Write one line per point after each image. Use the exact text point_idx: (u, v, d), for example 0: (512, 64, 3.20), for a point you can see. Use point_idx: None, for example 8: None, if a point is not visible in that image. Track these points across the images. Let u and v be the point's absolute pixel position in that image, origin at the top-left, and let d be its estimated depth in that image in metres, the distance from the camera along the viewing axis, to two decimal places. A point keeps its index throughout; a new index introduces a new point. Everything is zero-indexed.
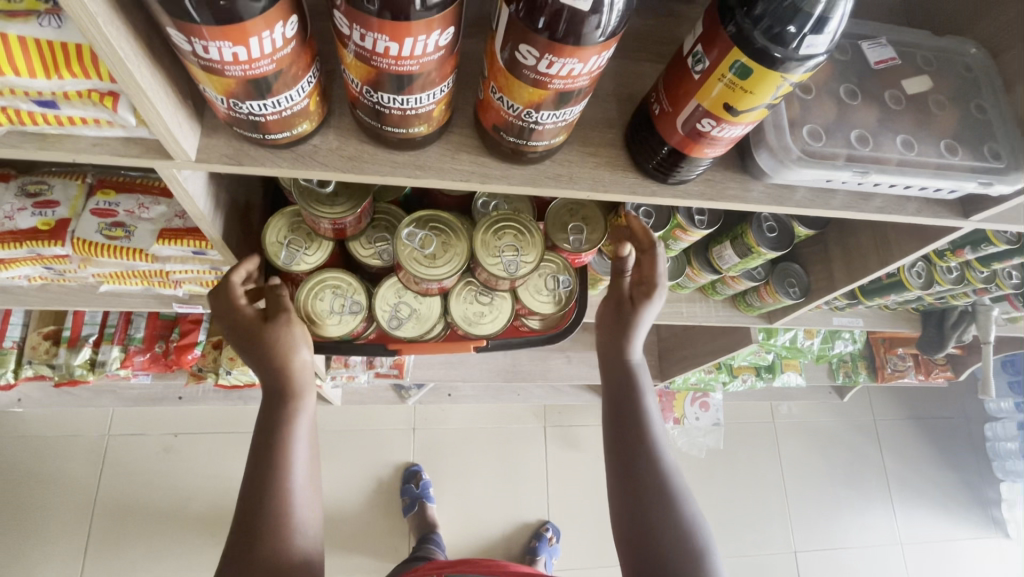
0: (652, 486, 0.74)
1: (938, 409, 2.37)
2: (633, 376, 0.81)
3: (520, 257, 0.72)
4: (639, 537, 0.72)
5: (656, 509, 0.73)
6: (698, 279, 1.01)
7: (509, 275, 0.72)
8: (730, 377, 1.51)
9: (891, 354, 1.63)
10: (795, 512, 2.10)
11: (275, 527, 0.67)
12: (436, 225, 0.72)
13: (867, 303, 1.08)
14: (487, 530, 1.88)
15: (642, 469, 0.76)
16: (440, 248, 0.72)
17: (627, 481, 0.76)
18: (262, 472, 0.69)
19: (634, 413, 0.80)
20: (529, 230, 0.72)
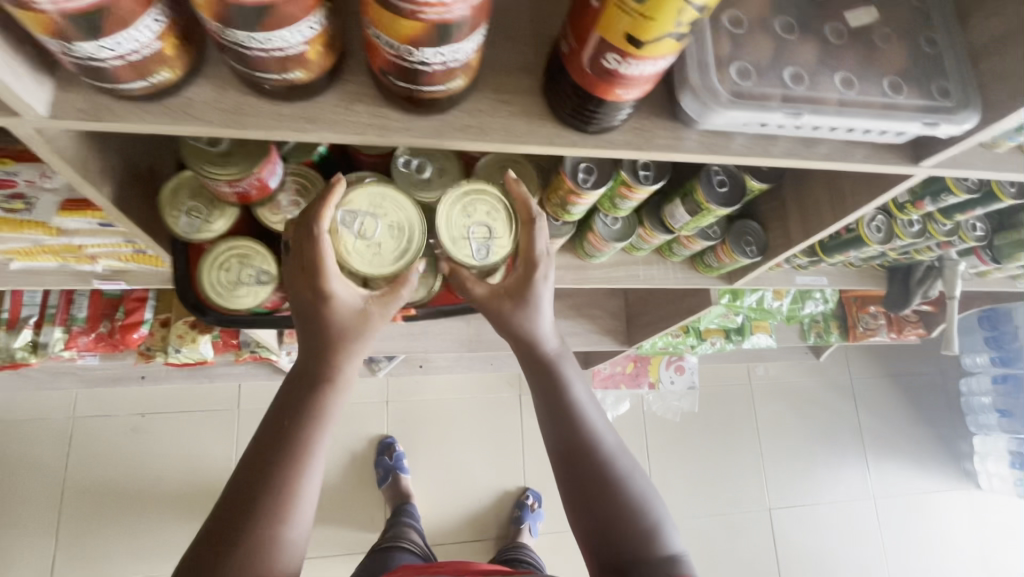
0: (595, 468, 0.73)
1: (914, 366, 2.38)
2: (557, 366, 0.77)
3: (492, 241, 0.66)
4: (595, 517, 0.72)
5: (604, 489, 0.72)
6: (652, 241, 0.97)
7: (479, 262, 0.66)
8: (698, 340, 1.49)
9: (864, 312, 1.61)
10: (770, 470, 2.13)
11: (269, 518, 0.61)
12: (381, 205, 0.63)
13: (829, 261, 1.04)
14: (464, 497, 1.90)
15: (583, 454, 0.74)
16: (387, 233, 0.63)
17: (568, 467, 0.74)
18: (269, 468, 0.63)
19: (566, 402, 0.76)
20: (501, 211, 0.66)
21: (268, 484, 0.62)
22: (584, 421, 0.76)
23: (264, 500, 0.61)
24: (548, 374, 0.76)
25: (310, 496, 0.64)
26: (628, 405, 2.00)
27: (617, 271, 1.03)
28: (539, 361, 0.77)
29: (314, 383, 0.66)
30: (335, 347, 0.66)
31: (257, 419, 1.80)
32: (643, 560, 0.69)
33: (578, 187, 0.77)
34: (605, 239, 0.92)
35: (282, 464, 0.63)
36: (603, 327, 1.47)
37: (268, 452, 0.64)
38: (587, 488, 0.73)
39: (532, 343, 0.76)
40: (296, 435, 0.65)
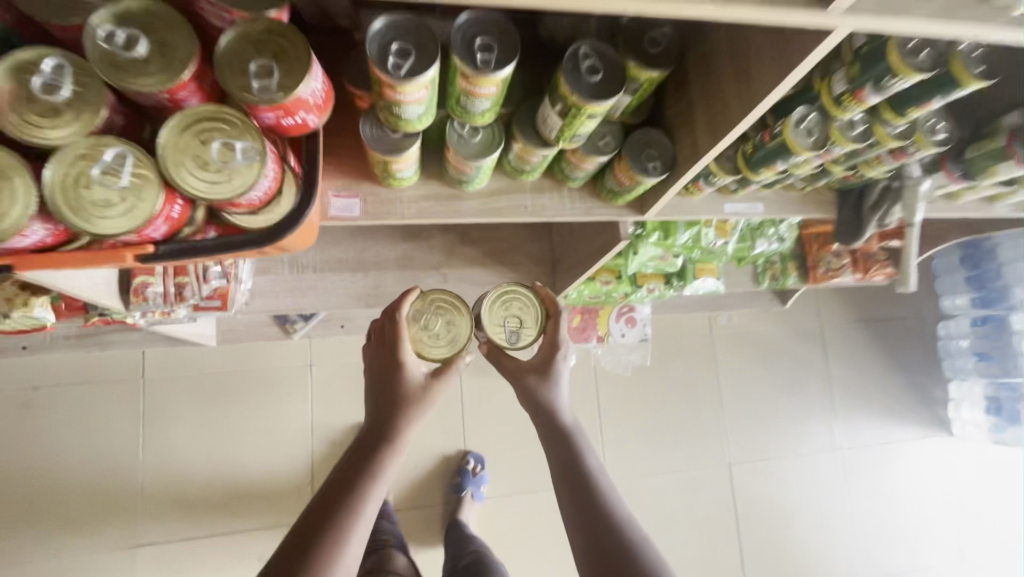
0: (614, 542, 0.73)
1: (890, 310, 2.23)
2: (573, 437, 0.83)
3: (522, 330, 0.85)
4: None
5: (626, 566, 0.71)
6: (531, 160, 0.77)
7: (509, 344, 0.85)
8: (633, 287, 1.31)
9: (825, 251, 1.44)
10: (731, 425, 2.01)
11: (319, 566, 0.66)
12: (439, 303, 0.82)
13: (760, 181, 0.84)
14: (400, 464, 1.77)
15: (601, 528, 0.74)
16: (443, 328, 0.82)
17: (589, 549, 0.74)
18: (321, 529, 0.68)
19: (584, 475, 0.79)
20: (532, 306, 0.86)
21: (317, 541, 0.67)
22: (599, 492, 0.77)
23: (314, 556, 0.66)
24: (567, 446, 0.81)
25: (354, 554, 0.69)
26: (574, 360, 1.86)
27: (498, 201, 0.84)
28: (557, 432, 0.83)
29: (370, 451, 0.74)
30: (394, 415, 0.77)
31: (165, 388, 1.65)
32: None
33: (391, 78, 0.58)
34: (462, 157, 0.72)
35: (334, 526, 0.68)
36: (524, 276, 1.29)
37: (326, 507, 0.70)
38: (607, 565, 0.72)
39: (552, 414, 0.84)
40: (349, 498, 0.71)
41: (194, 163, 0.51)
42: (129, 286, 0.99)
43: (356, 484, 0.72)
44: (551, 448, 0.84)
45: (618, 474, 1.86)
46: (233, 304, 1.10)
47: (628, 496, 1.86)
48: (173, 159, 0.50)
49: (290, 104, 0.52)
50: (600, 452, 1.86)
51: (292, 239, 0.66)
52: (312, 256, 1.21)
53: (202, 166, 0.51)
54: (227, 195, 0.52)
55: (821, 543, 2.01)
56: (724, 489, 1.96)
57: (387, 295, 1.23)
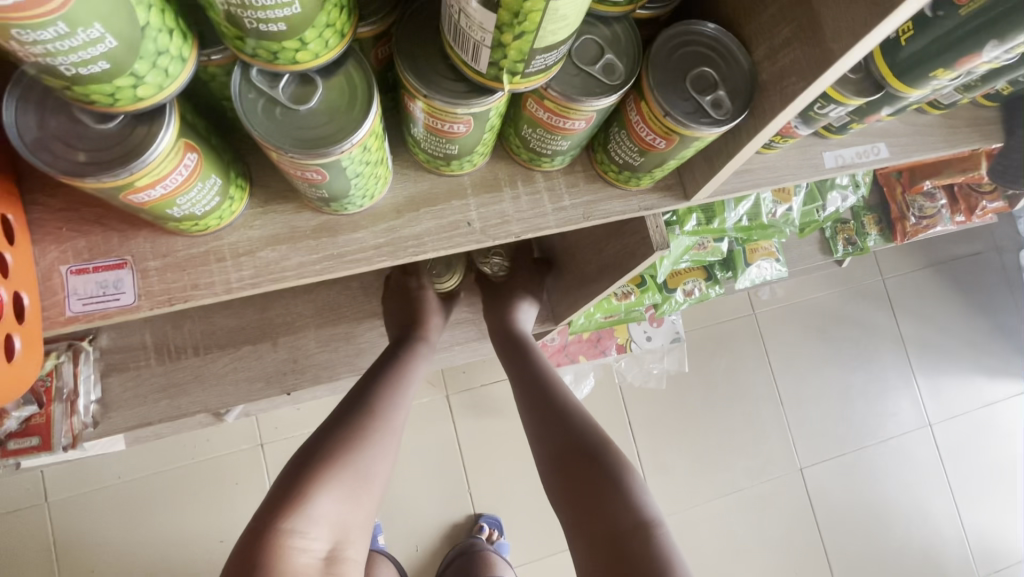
0: (577, 425, 0.67)
1: (960, 247, 1.82)
2: (529, 348, 0.81)
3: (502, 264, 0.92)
4: (576, 484, 0.62)
5: (592, 449, 0.64)
6: (456, 134, 0.36)
7: (494, 275, 0.92)
8: (663, 295, 0.91)
9: (915, 194, 1.03)
10: (795, 420, 1.63)
11: (347, 442, 0.62)
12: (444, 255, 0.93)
13: (907, 101, 0.44)
14: (396, 548, 1.40)
15: (566, 414, 0.68)
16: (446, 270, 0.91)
17: (548, 442, 0.67)
18: (337, 423, 0.65)
19: (542, 376, 0.75)
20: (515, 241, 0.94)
21: (332, 432, 0.64)
22: (559, 393, 0.72)
23: (334, 443, 0.62)
24: (526, 357, 0.79)
25: (385, 444, 0.65)
26: (592, 380, 1.48)
27: (414, 223, 0.43)
28: (520, 350, 0.80)
29: (388, 361, 0.76)
30: (412, 335, 0.81)
31: (77, 510, 1.27)
32: (623, 520, 0.57)
33: None
34: (290, 156, 0.32)
35: (355, 415, 0.66)
36: None
37: (349, 400, 0.69)
38: (568, 453, 0.64)
39: (511, 330, 0.83)
40: (360, 399, 0.68)
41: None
42: None
43: (374, 384, 0.71)
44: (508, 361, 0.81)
45: (670, 508, 1.49)
46: (54, 439, 0.76)
47: (686, 532, 1.49)
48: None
49: None
50: None
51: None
52: (190, 332, 0.80)
53: None
54: None
55: (926, 540, 1.64)
56: (800, 501, 1.58)
57: (312, 368, 0.83)
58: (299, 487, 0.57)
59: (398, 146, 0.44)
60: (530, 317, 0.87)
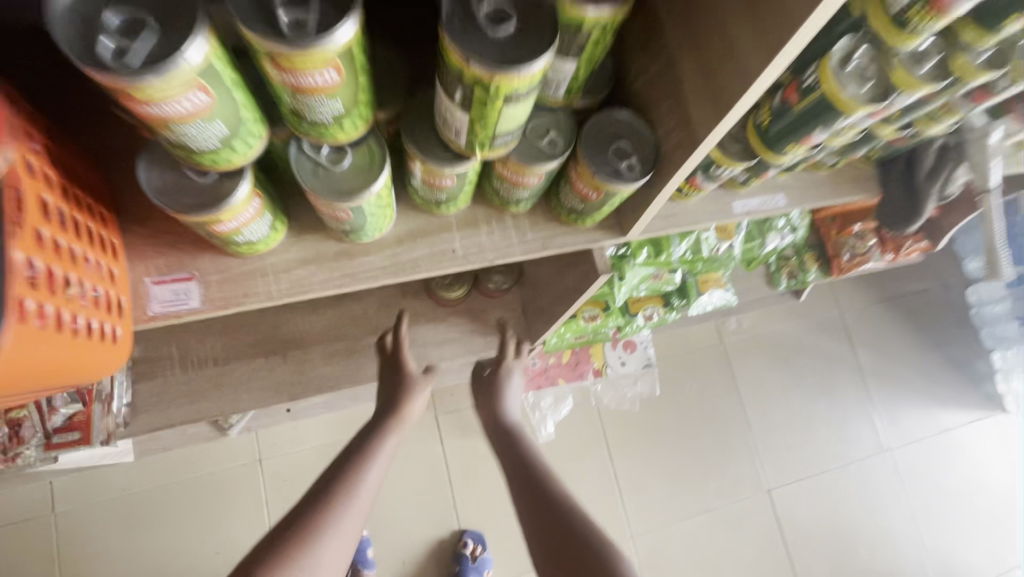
0: (565, 515, 0.69)
1: (910, 284, 1.98)
2: (516, 433, 0.83)
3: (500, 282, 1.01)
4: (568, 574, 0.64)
5: (579, 541, 0.66)
6: (444, 186, 0.50)
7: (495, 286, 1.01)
8: (626, 318, 1.05)
9: (847, 235, 1.18)
10: (762, 444, 1.74)
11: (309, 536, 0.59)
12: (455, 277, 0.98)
13: (784, 165, 0.58)
14: (384, 562, 1.47)
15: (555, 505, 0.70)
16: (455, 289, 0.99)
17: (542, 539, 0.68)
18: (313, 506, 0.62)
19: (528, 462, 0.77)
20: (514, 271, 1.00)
21: (301, 522, 0.60)
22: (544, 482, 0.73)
23: (301, 533, 0.59)
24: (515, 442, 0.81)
25: (345, 538, 0.61)
26: (571, 403, 1.58)
27: (414, 250, 0.57)
28: (507, 431, 0.83)
29: (372, 437, 0.73)
30: (396, 407, 0.78)
31: (80, 523, 1.34)
32: None
33: (123, 80, 0.31)
34: (327, 201, 0.45)
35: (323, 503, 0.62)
36: (490, 324, 1.03)
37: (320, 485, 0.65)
38: (559, 542, 0.66)
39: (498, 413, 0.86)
40: (334, 480, 0.65)
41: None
42: None
43: (352, 464, 0.68)
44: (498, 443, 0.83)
45: (646, 526, 1.58)
46: (95, 433, 0.84)
47: (661, 551, 1.58)
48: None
49: None
50: (620, 504, 1.57)
51: (17, 386, 0.40)
52: (211, 345, 0.92)
53: None
54: None
55: (889, 563, 1.73)
56: (768, 521, 1.68)
57: (316, 379, 0.95)
58: None
59: (402, 192, 0.57)
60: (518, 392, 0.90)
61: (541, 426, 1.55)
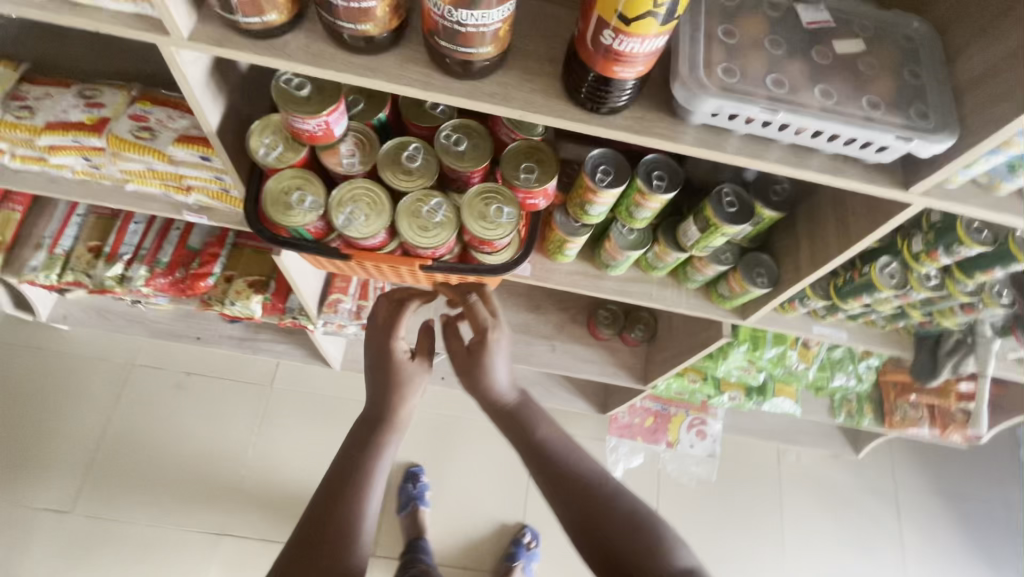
0: (582, 492, 0.83)
1: (972, 488, 2.14)
2: (528, 418, 0.92)
3: (642, 329, 1.47)
4: (590, 535, 0.79)
5: (597, 512, 0.80)
6: (666, 259, 1.02)
7: (636, 330, 1.47)
8: (715, 391, 1.48)
9: (902, 399, 1.52)
10: (790, 568, 1.94)
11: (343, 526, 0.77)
12: (609, 316, 1.47)
13: (846, 310, 1.04)
14: (460, 519, 1.86)
15: (575, 483, 0.84)
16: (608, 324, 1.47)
17: (567, 511, 0.82)
18: (325, 512, 0.78)
19: (546, 446, 0.89)
20: (651, 322, 1.47)
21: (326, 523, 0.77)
22: (564, 463, 0.86)
23: (329, 529, 0.76)
24: (530, 427, 0.91)
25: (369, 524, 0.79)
26: (641, 460, 1.95)
27: (632, 286, 1.09)
28: (518, 415, 0.92)
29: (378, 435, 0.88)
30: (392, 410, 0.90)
31: (286, 399, 1.91)
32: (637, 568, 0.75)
33: (596, 186, 0.85)
34: (621, 248, 0.99)
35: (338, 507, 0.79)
36: (622, 360, 1.50)
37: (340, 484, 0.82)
38: (582, 510, 0.81)
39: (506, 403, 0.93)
40: (352, 481, 0.82)
41: (303, 198, 0.78)
42: (326, 299, 1.33)
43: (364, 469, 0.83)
44: (510, 428, 0.93)
45: None
46: None
47: None
48: (274, 203, 0.77)
49: (543, 190, 0.80)
50: None
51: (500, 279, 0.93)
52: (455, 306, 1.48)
53: (482, 219, 0.79)
54: (487, 238, 0.80)
55: None
56: None
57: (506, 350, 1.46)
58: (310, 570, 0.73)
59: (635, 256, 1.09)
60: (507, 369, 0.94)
61: (612, 467, 1.92)
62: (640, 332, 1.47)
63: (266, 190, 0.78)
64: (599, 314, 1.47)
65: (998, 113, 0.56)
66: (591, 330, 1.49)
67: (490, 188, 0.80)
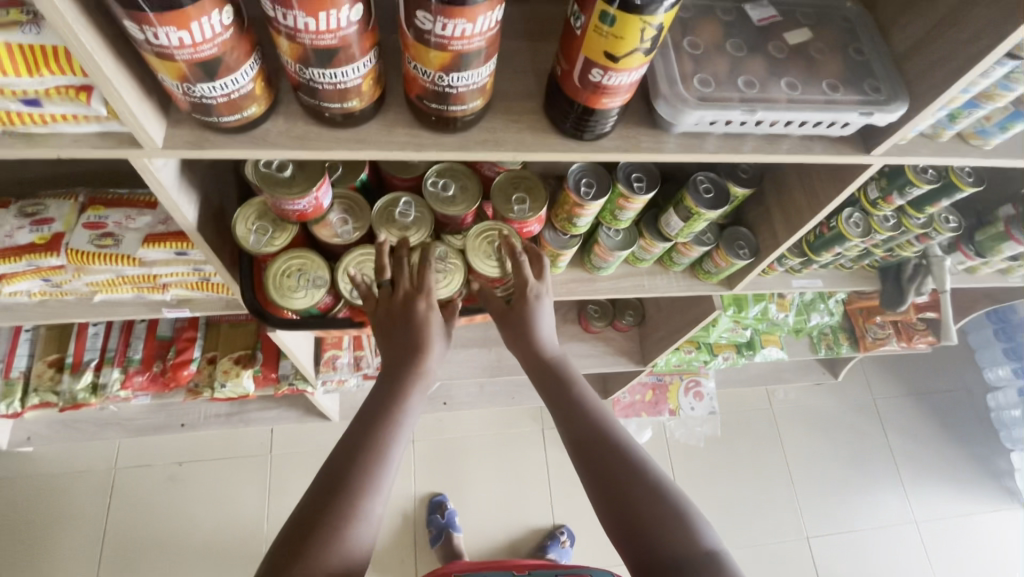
0: (618, 458, 0.77)
1: (937, 383, 2.37)
2: (565, 375, 0.84)
3: (632, 315, 1.52)
4: (624, 506, 0.74)
5: (633, 480, 0.75)
6: (653, 250, 1.06)
7: (626, 316, 1.52)
8: (710, 355, 1.56)
9: (870, 322, 1.65)
10: (802, 497, 2.08)
11: (358, 491, 0.67)
12: (598, 309, 1.52)
13: (820, 261, 1.12)
14: (493, 535, 1.86)
15: (612, 450, 0.77)
16: (598, 316, 1.51)
17: (597, 477, 0.76)
18: (336, 474, 0.69)
19: (583, 406, 0.81)
20: (639, 306, 1.53)
21: (335, 488, 0.67)
22: (601, 425, 0.80)
23: (336, 496, 0.67)
24: (567, 384, 0.83)
25: (385, 487, 0.70)
26: (650, 433, 2.04)
27: (624, 281, 1.13)
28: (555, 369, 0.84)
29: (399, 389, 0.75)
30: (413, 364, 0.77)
31: (290, 463, 1.85)
32: (672, 546, 0.70)
33: (582, 199, 0.88)
34: (611, 251, 1.03)
35: (349, 470, 0.69)
36: (619, 346, 1.55)
37: (352, 444, 0.71)
38: (616, 478, 0.75)
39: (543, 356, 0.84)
40: (365, 441, 0.71)
41: (306, 277, 0.79)
42: (322, 358, 1.31)
43: (381, 429, 0.72)
44: (544, 382, 0.84)
45: None
46: None
47: None
48: (278, 289, 0.78)
49: (537, 218, 0.82)
50: None
51: None
52: None
53: (488, 256, 0.83)
54: (497, 273, 0.84)
55: None
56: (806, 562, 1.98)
57: None
58: (312, 541, 0.64)
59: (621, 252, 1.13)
60: (552, 321, 0.84)
61: None
62: (631, 317, 1.52)
63: (267, 278, 0.78)
64: (589, 309, 1.52)
65: (943, 75, 0.62)
66: (583, 325, 1.54)
67: (488, 225, 0.83)
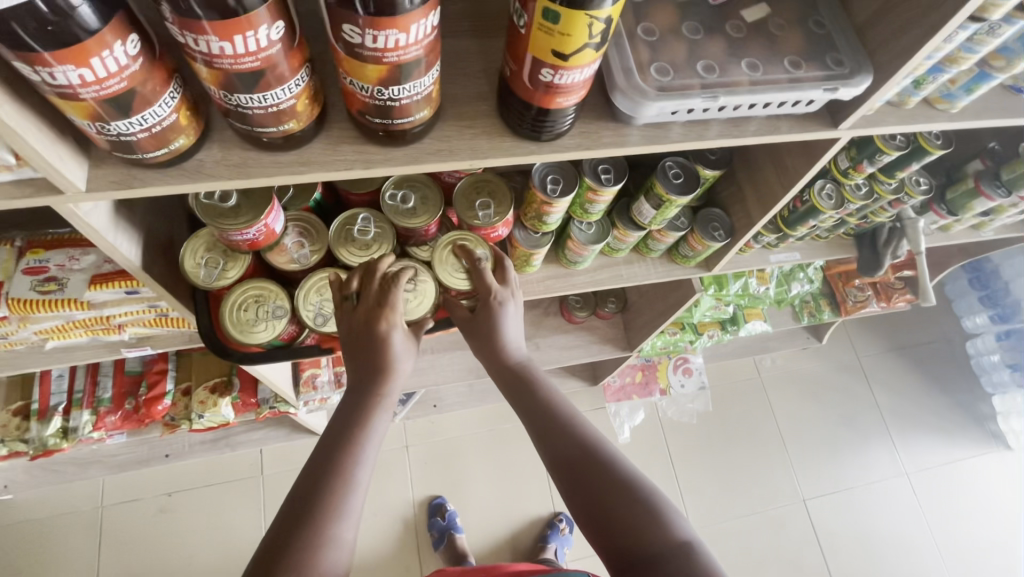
0: (593, 457, 0.74)
1: (918, 336, 2.41)
2: (535, 379, 0.82)
3: (614, 302, 1.50)
4: (602, 507, 0.71)
5: (609, 478, 0.72)
6: (627, 240, 1.04)
7: (608, 304, 1.49)
8: (695, 335, 1.55)
9: (850, 286, 1.66)
10: (796, 461, 2.11)
11: (325, 514, 0.64)
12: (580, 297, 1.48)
13: (796, 235, 1.11)
14: (496, 531, 1.85)
15: (586, 450, 0.75)
16: (581, 305, 1.48)
17: (573, 479, 0.74)
18: (300, 499, 0.65)
19: (553, 408, 0.79)
20: (620, 293, 1.50)
21: (299, 514, 0.64)
22: (574, 426, 0.77)
23: (301, 523, 0.63)
24: (536, 388, 0.81)
25: (355, 509, 0.66)
26: (643, 415, 2.05)
27: (601, 273, 1.11)
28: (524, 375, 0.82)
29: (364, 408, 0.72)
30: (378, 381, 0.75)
31: (283, 482, 1.81)
32: (652, 542, 0.67)
33: (548, 197, 0.85)
34: (585, 245, 1.01)
35: (314, 494, 0.65)
36: (604, 335, 1.53)
37: (317, 467, 0.68)
38: (592, 478, 0.72)
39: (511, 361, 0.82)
40: (330, 462, 0.68)
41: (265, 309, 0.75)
42: (301, 378, 1.28)
43: (347, 449, 0.69)
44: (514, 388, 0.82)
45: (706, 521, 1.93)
46: None
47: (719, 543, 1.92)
48: (237, 323, 0.74)
49: (503, 222, 0.79)
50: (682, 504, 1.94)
51: None
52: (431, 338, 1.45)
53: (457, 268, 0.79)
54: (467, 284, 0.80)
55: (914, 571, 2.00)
56: (805, 525, 2.01)
57: None
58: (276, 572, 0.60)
59: None
60: (517, 326, 0.82)
61: (619, 430, 2.00)
62: (614, 305, 1.49)
63: (223, 314, 0.74)
64: (571, 298, 1.48)
65: (905, 44, 0.59)
66: (567, 317, 1.51)
67: (454, 236, 0.79)
